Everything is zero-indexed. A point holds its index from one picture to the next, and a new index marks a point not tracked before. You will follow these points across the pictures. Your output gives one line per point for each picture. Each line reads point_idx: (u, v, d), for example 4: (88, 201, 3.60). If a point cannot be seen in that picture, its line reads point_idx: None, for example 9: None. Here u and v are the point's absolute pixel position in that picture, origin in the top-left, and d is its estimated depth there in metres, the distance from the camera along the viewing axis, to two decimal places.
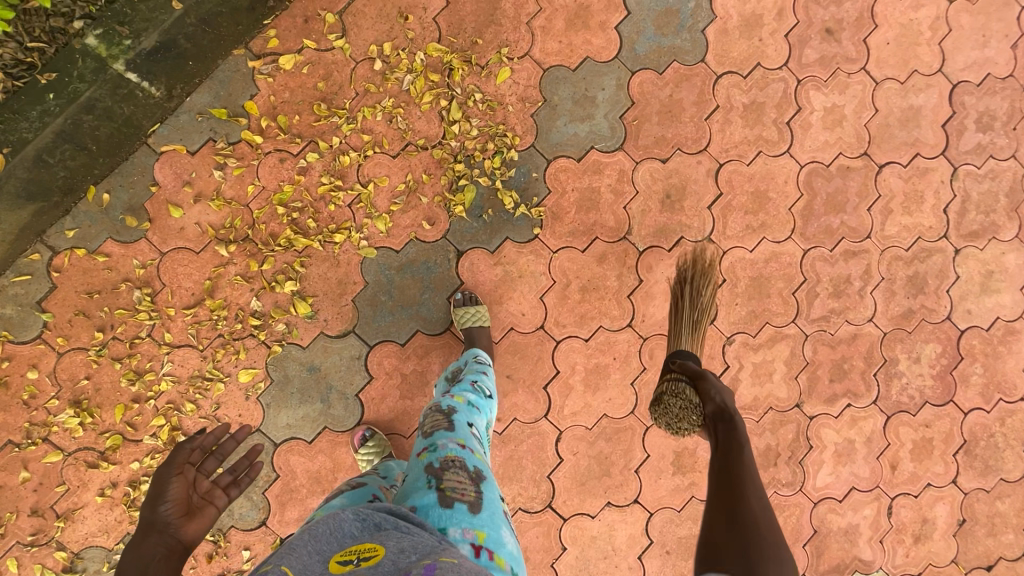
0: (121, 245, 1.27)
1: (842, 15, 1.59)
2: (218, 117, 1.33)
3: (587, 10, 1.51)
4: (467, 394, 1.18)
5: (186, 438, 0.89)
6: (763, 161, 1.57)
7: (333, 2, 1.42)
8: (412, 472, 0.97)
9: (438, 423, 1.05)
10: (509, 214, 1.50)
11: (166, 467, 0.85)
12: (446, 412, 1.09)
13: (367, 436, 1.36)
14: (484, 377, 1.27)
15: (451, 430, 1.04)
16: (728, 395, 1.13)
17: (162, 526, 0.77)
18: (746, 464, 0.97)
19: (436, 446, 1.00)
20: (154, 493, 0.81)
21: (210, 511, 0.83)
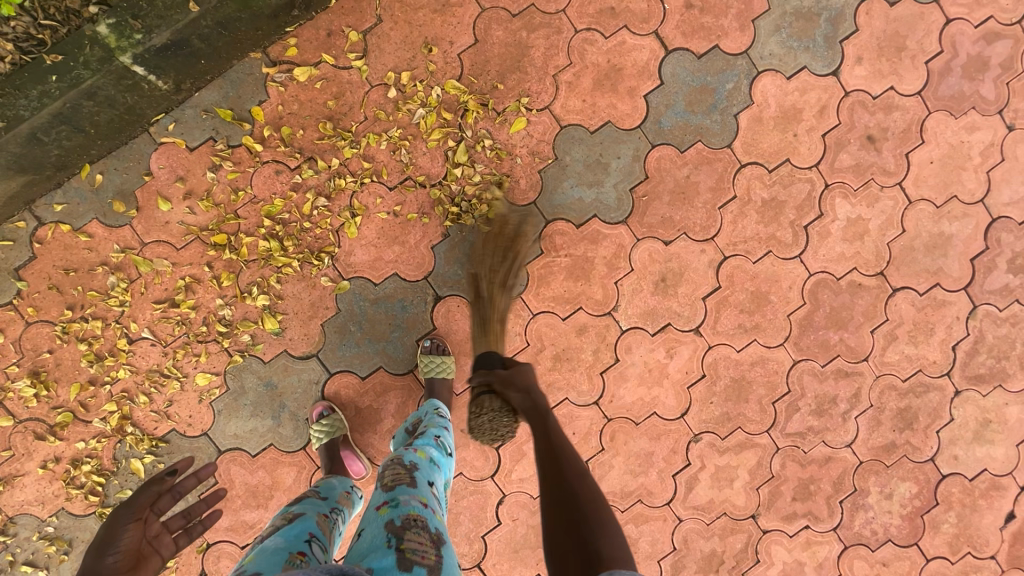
0: (106, 228, 1.35)
1: (889, 124, 1.50)
2: (224, 120, 1.36)
3: (618, 73, 1.44)
4: (431, 451, 1.13)
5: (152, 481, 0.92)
6: (771, 262, 1.50)
7: (360, 20, 1.39)
8: (369, 529, 0.90)
9: (398, 478, 1.01)
10: (496, 267, 1.43)
11: (127, 509, 0.87)
12: (408, 467, 1.04)
13: (323, 414, 1.39)
14: (446, 433, 1.22)
15: (413, 487, 0.99)
16: (527, 379, 1.19)
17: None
18: (566, 445, 1.03)
19: (396, 501, 0.95)
20: (104, 538, 0.83)
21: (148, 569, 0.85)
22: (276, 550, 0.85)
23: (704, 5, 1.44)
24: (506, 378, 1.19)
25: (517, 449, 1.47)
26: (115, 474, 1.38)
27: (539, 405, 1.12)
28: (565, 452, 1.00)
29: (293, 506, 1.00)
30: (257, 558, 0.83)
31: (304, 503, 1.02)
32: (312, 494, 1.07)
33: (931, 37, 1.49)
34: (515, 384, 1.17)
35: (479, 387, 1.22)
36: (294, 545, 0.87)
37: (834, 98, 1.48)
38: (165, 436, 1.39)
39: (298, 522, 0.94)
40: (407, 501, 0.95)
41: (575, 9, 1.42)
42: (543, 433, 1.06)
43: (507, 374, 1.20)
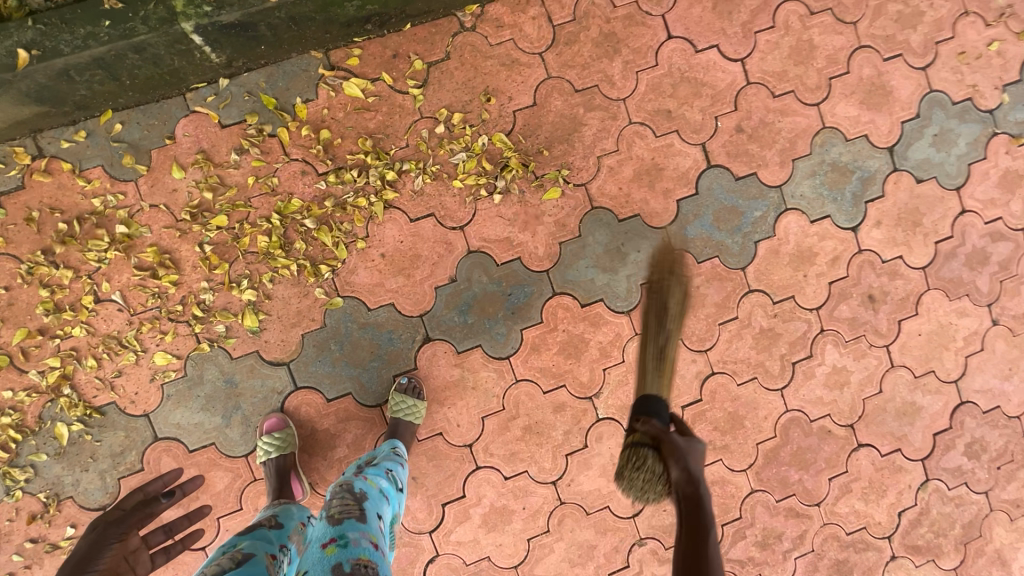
0: (109, 178, 1.29)
1: (891, 289, 1.58)
2: (265, 107, 1.33)
3: (659, 172, 1.47)
4: (381, 482, 1.14)
5: (149, 501, 0.93)
6: (754, 388, 1.53)
7: (429, 51, 1.39)
8: (316, 568, 0.92)
9: (347, 510, 1.02)
10: (493, 324, 1.42)
11: (115, 526, 0.87)
12: (356, 498, 1.05)
13: (277, 426, 1.32)
14: (399, 466, 1.22)
15: (362, 523, 1.01)
16: (697, 460, 1.04)
17: None
18: (714, 536, 0.97)
19: (345, 540, 0.96)
20: (86, 553, 0.81)
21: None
22: None
23: (753, 132, 1.50)
24: (679, 448, 1.05)
25: (463, 510, 1.43)
26: (34, 435, 1.29)
27: (691, 493, 1.00)
28: (710, 529, 0.98)
29: (240, 543, 0.95)
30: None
31: (249, 538, 0.97)
32: (261, 525, 1.02)
33: (945, 221, 1.59)
34: (680, 458, 1.04)
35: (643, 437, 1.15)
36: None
37: (848, 251, 1.55)
38: (101, 408, 1.30)
39: (245, 565, 0.89)
40: (357, 542, 0.96)
41: (635, 101, 1.46)
42: (692, 521, 0.98)
43: (682, 444, 1.06)
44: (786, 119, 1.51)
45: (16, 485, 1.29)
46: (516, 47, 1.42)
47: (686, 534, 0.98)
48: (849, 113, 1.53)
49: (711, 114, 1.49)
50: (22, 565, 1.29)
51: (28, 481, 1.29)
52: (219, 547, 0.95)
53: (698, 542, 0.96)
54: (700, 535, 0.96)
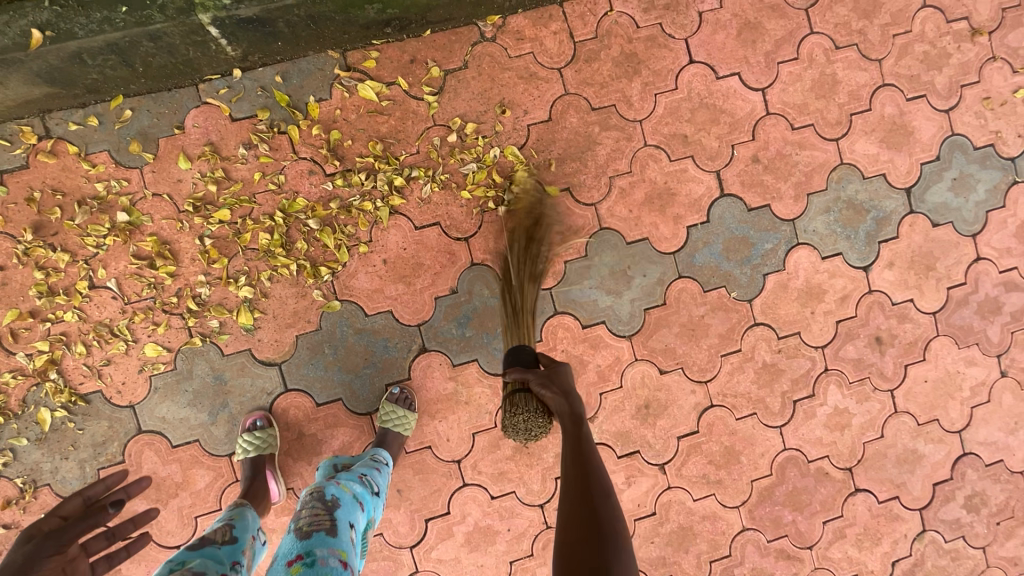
0: (114, 165, 1.27)
1: (900, 332, 1.54)
2: (277, 103, 1.32)
3: (670, 197, 1.45)
4: (354, 488, 1.10)
5: (87, 517, 0.80)
6: (752, 423, 1.50)
7: (447, 58, 1.37)
8: None
9: (316, 523, 0.98)
10: (490, 339, 1.39)
11: (48, 543, 0.78)
12: (327, 507, 1.01)
13: (257, 425, 1.30)
14: (376, 472, 1.19)
15: (331, 536, 0.97)
16: (564, 378, 1.10)
17: None
18: (597, 458, 1.00)
19: (313, 558, 0.92)
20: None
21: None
22: None
23: (770, 164, 1.48)
24: (540, 377, 1.10)
25: (446, 527, 1.40)
26: (17, 418, 1.27)
27: (567, 411, 1.03)
28: (594, 464, 0.99)
29: (192, 558, 0.89)
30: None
31: (203, 552, 0.91)
32: (214, 539, 0.97)
33: (959, 267, 1.55)
34: (554, 383, 1.07)
35: (515, 382, 1.16)
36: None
37: (857, 291, 1.52)
38: (87, 396, 1.28)
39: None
40: (324, 560, 0.92)
41: (651, 123, 1.44)
42: (576, 461, 0.99)
43: (545, 374, 1.10)
44: (803, 153, 1.49)
45: None
46: (535, 61, 1.40)
47: (575, 479, 0.98)
48: (868, 151, 1.51)
49: (727, 142, 1.46)
50: None
51: (6, 465, 1.27)
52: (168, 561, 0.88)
53: (585, 478, 0.97)
54: (586, 467, 0.98)
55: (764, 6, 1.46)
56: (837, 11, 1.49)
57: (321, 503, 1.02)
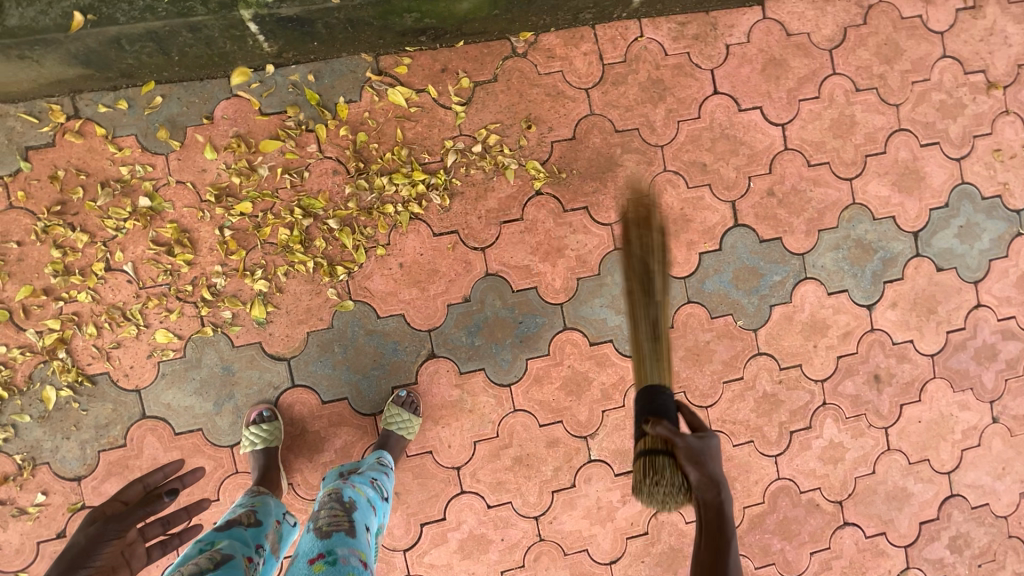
0: (140, 149, 1.28)
1: (898, 372, 1.57)
2: (307, 102, 1.33)
3: (685, 223, 1.47)
4: (368, 491, 1.13)
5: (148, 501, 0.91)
6: (748, 451, 1.52)
7: (478, 70, 1.39)
8: None
9: (336, 523, 1.00)
10: (499, 349, 1.41)
11: (112, 525, 0.87)
12: (345, 508, 1.04)
13: (263, 417, 1.30)
14: (387, 478, 1.22)
15: (351, 537, 0.99)
16: (713, 458, 0.95)
17: None
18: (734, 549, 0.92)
19: (334, 557, 0.94)
20: (82, 552, 0.83)
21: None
22: None
23: (784, 198, 1.51)
24: (692, 450, 0.93)
25: (441, 533, 1.40)
26: (21, 394, 1.26)
27: (714, 500, 0.93)
28: (729, 557, 0.91)
29: (220, 540, 0.93)
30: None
31: (229, 536, 0.96)
32: (240, 521, 1.01)
33: (959, 312, 1.59)
34: (705, 461, 0.93)
35: (656, 442, 0.96)
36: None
37: (860, 328, 1.55)
38: (93, 377, 1.28)
39: (224, 567, 0.87)
40: (346, 559, 0.94)
41: (672, 149, 1.46)
42: (711, 547, 0.92)
43: (698, 447, 0.94)
44: (817, 189, 1.52)
45: None
46: (563, 79, 1.43)
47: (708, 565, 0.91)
48: (880, 193, 1.54)
49: (745, 174, 1.49)
50: None
51: (6, 440, 1.26)
52: (196, 542, 0.93)
53: (716, 549, 0.91)
54: (717, 541, 0.92)
55: (789, 44, 1.49)
56: (860, 54, 1.52)
57: (339, 506, 1.05)
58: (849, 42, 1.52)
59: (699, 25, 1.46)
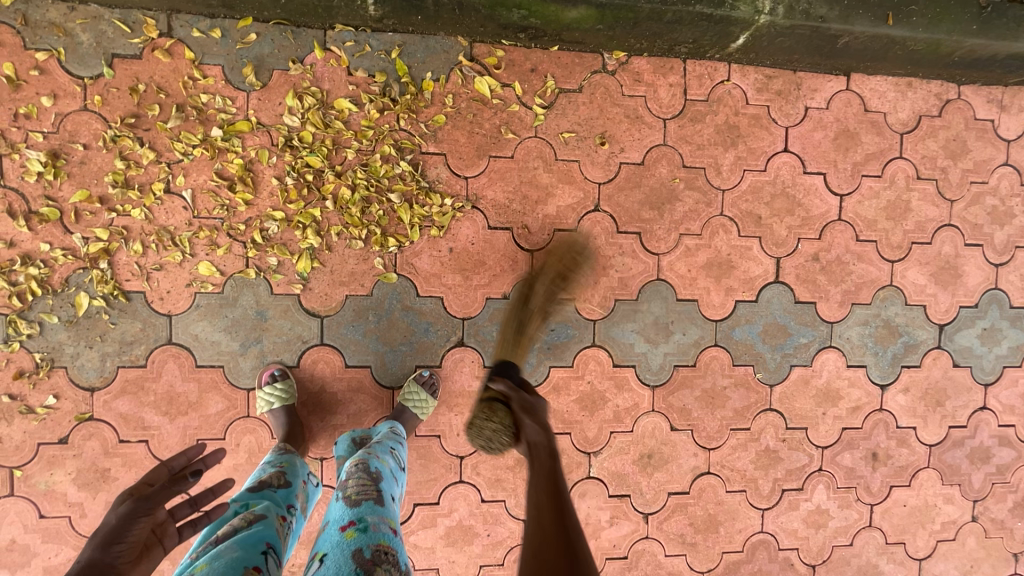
0: (224, 82, 1.28)
1: (895, 454, 1.62)
2: (396, 73, 1.34)
3: (729, 269, 1.50)
4: (390, 461, 1.20)
5: (176, 481, 1.01)
6: (738, 499, 1.55)
7: (566, 77, 1.41)
8: (337, 552, 0.98)
9: (365, 492, 1.08)
10: (526, 351, 1.43)
11: (142, 504, 0.97)
12: (373, 478, 1.12)
13: (275, 376, 1.31)
14: (404, 448, 1.28)
15: (379, 508, 1.07)
16: (540, 413, 1.11)
17: (106, 567, 0.88)
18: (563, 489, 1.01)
19: (364, 524, 1.03)
20: (114, 531, 0.93)
21: (151, 557, 0.97)
22: (232, 561, 0.91)
23: (827, 266, 1.54)
24: (526, 403, 1.12)
25: (430, 516, 1.42)
26: (54, 295, 1.26)
27: (545, 443, 1.06)
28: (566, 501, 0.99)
29: (255, 501, 1.06)
30: (213, 568, 0.88)
31: (263, 497, 1.08)
32: (272, 481, 1.12)
33: (964, 410, 1.64)
34: (535, 415, 1.10)
35: (497, 393, 1.18)
36: (250, 558, 0.92)
37: (869, 405, 1.59)
38: (129, 293, 1.28)
39: (257, 526, 0.99)
40: (376, 527, 1.03)
41: (732, 196, 1.49)
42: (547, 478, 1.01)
43: (530, 400, 1.13)
44: (859, 264, 1.55)
45: (16, 337, 1.25)
46: (644, 105, 1.44)
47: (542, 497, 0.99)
48: (917, 281, 1.58)
49: (796, 234, 1.52)
50: None
51: (29, 337, 1.26)
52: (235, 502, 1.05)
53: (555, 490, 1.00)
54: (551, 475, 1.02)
55: (865, 120, 1.53)
56: (928, 144, 1.56)
57: (367, 476, 1.12)
58: (921, 131, 1.55)
59: (785, 81, 1.48)
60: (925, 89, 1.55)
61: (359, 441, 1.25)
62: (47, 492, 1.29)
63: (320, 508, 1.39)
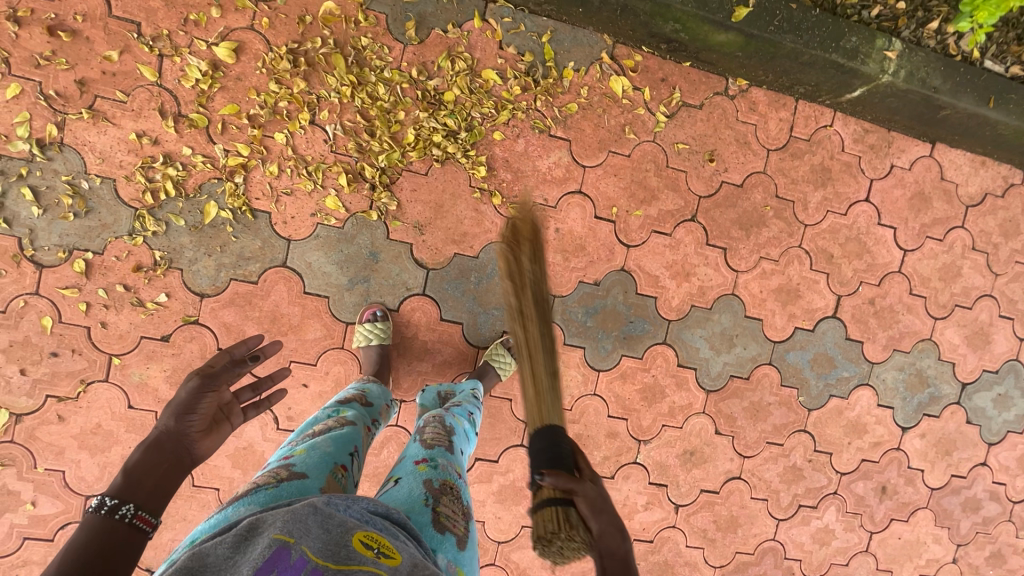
0: (385, 30, 1.35)
1: (900, 490, 1.77)
2: (542, 56, 1.42)
3: (795, 297, 1.63)
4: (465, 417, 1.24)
5: (236, 364, 1.07)
6: (759, 506, 1.69)
7: (691, 93, 1.51)
8: (410, 479, 1.01)
9: (438, 439, 1.12)
10: (603, 337, 1.53)
11: (209, 382, 1.04)
12: (447, 428, 1.16)
13: (375, 316, 1.38)
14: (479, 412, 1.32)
15: (451, 452, 1.11)
16: None
17: (182, 437, 0.99)
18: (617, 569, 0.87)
19: (436, 462, 1.06)
20: (185, 403, 1.01)
21: (221, 431, 1.05)
22: (326, 455, 0.97)
23: (879, 311, 1.68)
24: None
25: (487, 472, 1.51)
26: (185, 199, 1.30)
27: None
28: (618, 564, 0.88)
29: (345, 409, 1.13)
30: (309, 455, 0.96)
31: (353, 408, 1.15)
32: (357, 397, 1.19)
33: (967, 463, 1.80)
34: None
35: None
36: (340, 455, 0.99)
37: (888, 443, 1.74)
38: (255, 212, 1.33)
39: (347, 429, 1.06)
40: (446, 467, 1.06)
41: (812, 231, 1.62)
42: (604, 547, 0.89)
43: None
44: (907, 315, 1.70)
45: (141, 232, 1.29)
46: (753, 132, 1.55)
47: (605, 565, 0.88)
48: (952, 340, 1.74)
49: (859, 277, 1.66)
50: (101, 304, 1.30)
51: (153, 235, 1.30)
52: (328, 409, 1.14)
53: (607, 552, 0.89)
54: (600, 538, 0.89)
55: (939, 187, 1.67)
56: (988, 220, 1.71)
57: (441, 427, 1.16)
58: (984, 207, 1.71)
59: (879, 137, 1.61)
60: (995, 170, 1.70)
61: (439, 396, 1.30)
62: (140, 384, 1.33)
63: (388, 447, 1.46)
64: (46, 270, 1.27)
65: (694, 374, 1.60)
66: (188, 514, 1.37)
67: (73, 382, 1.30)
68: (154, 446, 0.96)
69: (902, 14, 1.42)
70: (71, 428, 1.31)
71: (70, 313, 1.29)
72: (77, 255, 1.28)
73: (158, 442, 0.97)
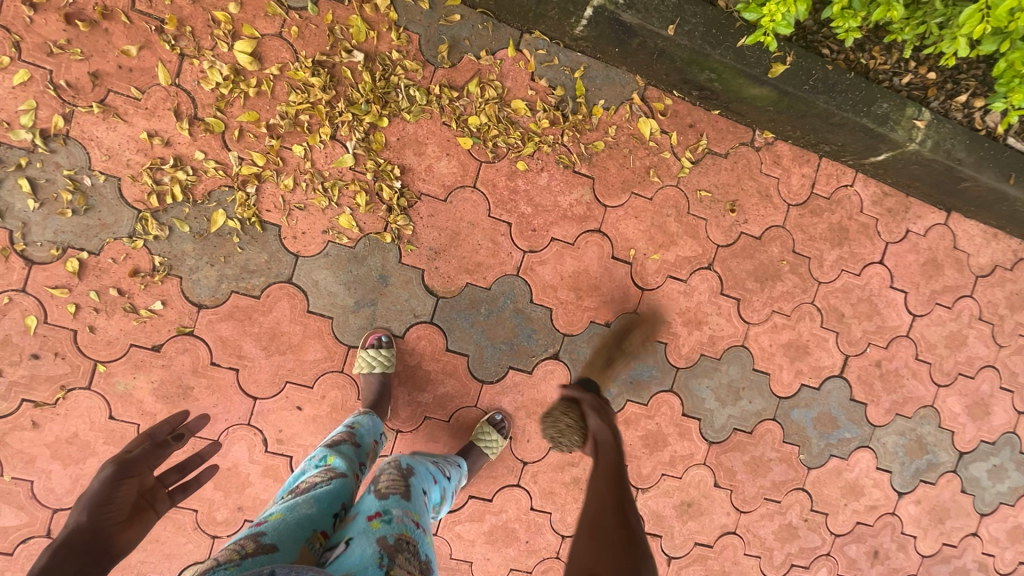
0: (416, 50, 1.31)
1: (893, 556, 1.75)
2: (573, 91, 1.40)
3: (804, 353, 1.61)
4: (423, 468, 1.13)
5: (158, 446, 1.00)
6: (752, 564, 1.64)
7: (718, 141, 1.49)
8: (361, 538, 0.88)
9: (393, 486, 1.00)
10: (609, 381, 1.49)
11: (128, 469, 0.95)
12: (403, 479, 1.04)
13: (379, 342, 1.33)
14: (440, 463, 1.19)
15: (407, 503, 0.98)
16: None
17: (97, 532, 0.85)
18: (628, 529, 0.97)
19: (390, 515, 0.93)
20: (101, 494, 0.91)
21: (146, 520, 0.93)
22: (304, 518, 0.88)
23: (884, 374, 1.67)
24: None
25: (479, 511, 1.46)
26: (192, 205, 1.24)
27: None
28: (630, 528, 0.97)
29: (332, 455, 1.05)
30: (283, 520, 0.86)
31: (340, 453, 1.07)
32: (345, 439, 1.12)
33: (959, 532, 1.79)
34: None
35: None
36: (321, 519, 0.89)
37: (883, 506, 1.72)
38: (265, 224, 1.28)
39: (336, 482, 0.98)
40: (401, 519, 0.93)
41: (825, 289, 1.61)
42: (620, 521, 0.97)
43: None
44: (912, 380, 1.69)
45: (142, 235, 1.23)
46: (776, 185, 1.54)
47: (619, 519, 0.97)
48: (953, 408, 1.74)
49: (868, 338, 1.65)
50: (91, 307, 1.23)
51: (154, 240, 1.24)
52: (314, 459, 1.06)
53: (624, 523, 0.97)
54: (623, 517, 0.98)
55: (952, 255, 1.68)
56: (995, 292, 1.72)
57: (396, 472, 1.05)
58: (993, 278, 1.72)
59: (896, 201, 1.62)
60: (1005, 244, 1.72)
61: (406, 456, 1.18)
62: (124, 395, 1.26)
63: None
64: (36, 267, 1.20)
65: (697, 424, 1.56)
66: (160, 535, 1.29)
67: (52, 387, 1.23)
68: (59, 554, 0.81)
69: (933, 84, 1.45)
70: (45, 436, 1.23)
71: (56, 314, 1.21)
72: (71, 254, 1.21)
73: (65, 543, 0.83)
